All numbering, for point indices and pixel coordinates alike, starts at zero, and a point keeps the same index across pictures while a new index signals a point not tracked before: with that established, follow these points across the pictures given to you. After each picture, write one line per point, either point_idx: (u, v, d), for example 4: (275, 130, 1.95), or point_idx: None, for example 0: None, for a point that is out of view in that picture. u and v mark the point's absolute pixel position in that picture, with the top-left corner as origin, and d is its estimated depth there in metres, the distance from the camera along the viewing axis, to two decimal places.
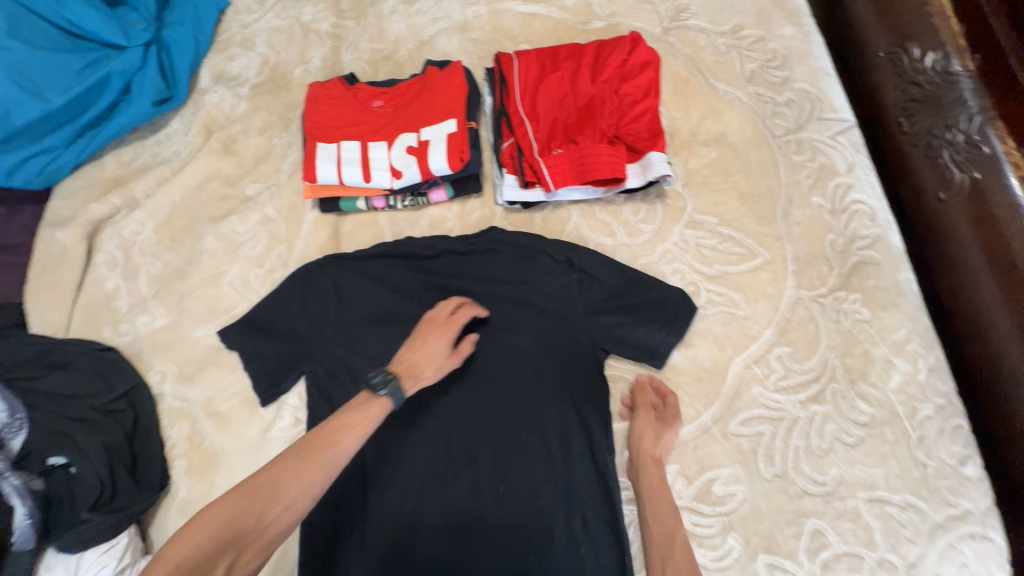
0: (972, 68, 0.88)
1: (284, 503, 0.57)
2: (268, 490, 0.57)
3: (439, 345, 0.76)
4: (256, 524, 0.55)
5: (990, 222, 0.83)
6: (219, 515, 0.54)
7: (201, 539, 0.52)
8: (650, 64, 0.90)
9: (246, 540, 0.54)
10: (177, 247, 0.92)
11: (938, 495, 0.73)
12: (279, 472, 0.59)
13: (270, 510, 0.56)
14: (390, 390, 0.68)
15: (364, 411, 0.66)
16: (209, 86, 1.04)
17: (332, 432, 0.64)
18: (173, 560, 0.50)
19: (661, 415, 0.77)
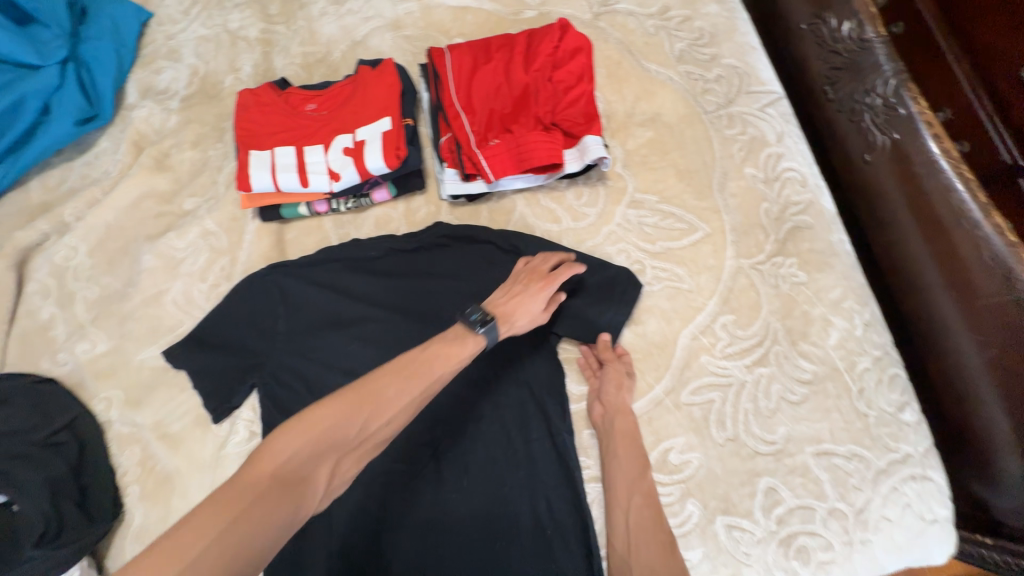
0: (882, 33, 0.92)
1: (383, 420, 0.63)
2: (372, 403, 0.62)
3: (540, 298, 0.76)
4: (360, 433, 0.61)
5: (912, 178, 0.87)
6: (323, 420, 0.59)
7: (307, 441, 0.57)
8: (582, 50, 0.91)
9: (345, 447, 0.60)
10: (114, 269, 0.89)
11: (880, 442, 0.77)
12: (383, 389, 0.64)
13: (370, 424, 0.62)
14: (486, 329, 0.72)
15: (461, 345, 0.70)
16: (137, 101, 1.00)
17: (431, 359, 0.68)
18: (283, 457, 0.55)
19: (626, 370, 0.80)
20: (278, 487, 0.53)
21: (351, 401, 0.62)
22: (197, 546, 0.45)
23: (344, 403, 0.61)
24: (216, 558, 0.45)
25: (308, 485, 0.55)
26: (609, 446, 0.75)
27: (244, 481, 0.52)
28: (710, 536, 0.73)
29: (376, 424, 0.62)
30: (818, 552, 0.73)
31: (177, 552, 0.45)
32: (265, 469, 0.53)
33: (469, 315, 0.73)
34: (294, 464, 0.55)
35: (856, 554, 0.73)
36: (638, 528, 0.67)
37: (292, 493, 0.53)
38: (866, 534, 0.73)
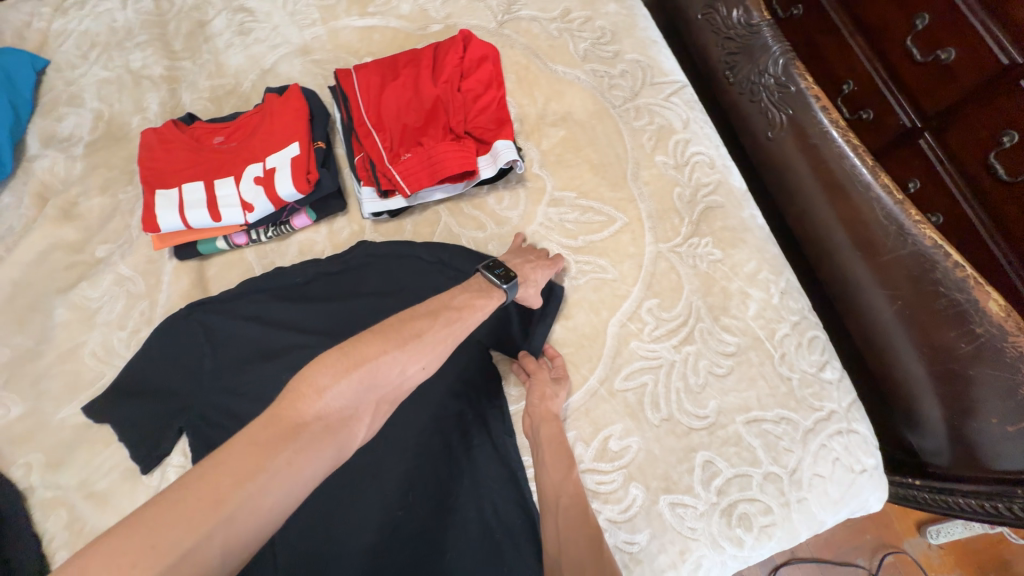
0: (767, 18, 0.99)
1: (422, 364, 0.57)
2: (411, 345, 0.57)
3: (547, 275, 0.79)
4: (400, 376, 0.56)
5: (810, 149, 0.92)
6: (363, 360, 0.53)
7: (347, 382, 0.51)
8: (487, 58, 0.93)
9: (384, 392, 0.55)
10: (25, 328, 0.85)
11: (805, 403, 0.80)
12: (420, 333, 0.58)
13: (409, 368, 0.57)
14: (511, 287, 0.70)
15: (486, 299, 0.68)
16: (39, 151, 0.97)
17: (463, 306, 0.65)
18: (324, 398, 0.50)
19: (555, 375, 0.81)
20: (320, 432, 0.48)
21: (392, 339, 0.56)
22: (244, 488, 0.42)
23: (384, 342, 0.56)
24: (261, 503, 0.42)
25: (349, 430, 0.50)
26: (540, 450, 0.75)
27: (283, 421, 0.47)
28: (655, 517, 0.75)
29: (414, 369, 0.57)
30: (759, 517, 0.75)
31: (221, 492, 0.41)
32: (307, 412, 0.48)
33: (494, 270, 0.71)
34: (336, 407, 0.50)
35: (794, 513, 0.76)
36: (566, 528, 0.67)
37: (332, 441, 0.48)
38: (801, 493, 0.76)
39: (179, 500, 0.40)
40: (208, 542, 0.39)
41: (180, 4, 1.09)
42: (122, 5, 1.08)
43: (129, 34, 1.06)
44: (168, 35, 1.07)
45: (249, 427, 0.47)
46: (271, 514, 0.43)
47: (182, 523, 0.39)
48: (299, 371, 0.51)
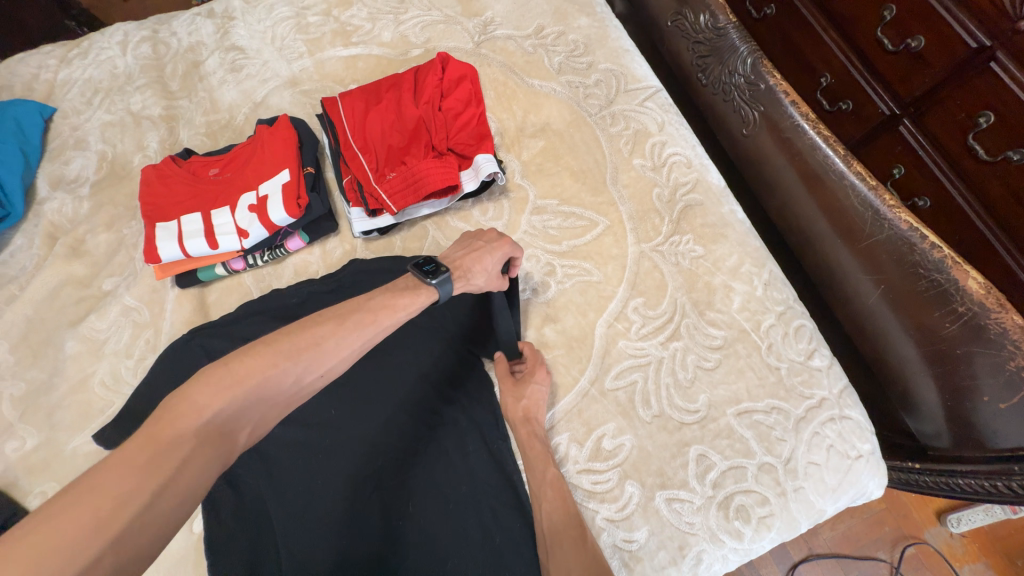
0: (734, 19, 1.02)
1: (321, 371, 0.60)
2: (310, 352, 0.59)
3: (497, 257, 0.77)
4: (294, 385, 0.57)
5: (785, 142, 0.94)
6: (252, 374, 0.54)
7: (233, 397, 0.52)
8: (465, 78, 0.97)
9: (278, 400, 0.56)
10: (39, 362, 0.89)
11: (795, 392, 0.81)
12: (321, 341, 0.60)
13: (308, 375, 0.58)
14: (439, 283, 0.70)
15: (411, 297, 0.69)
16: (48, 194, 1.03)
17: (376, 309, 0.66)
18: (207, 413, 0.50)
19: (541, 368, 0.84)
20: (205, 444, 0.49)
21: (283, 351, 0.57)
22: (127, 511, 0.42)
23: (278, 356, 0.57)
24: (153, 517, 0.44)
25: (234, 441, 0.52)
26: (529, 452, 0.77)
27: (162, 441, 0.47)
28: (652, 513, 0.76)
29: (312, 377, 0.59)
30: (757, 508, 0.75)
31: (101, 517, 0.41)
32: (189, 427, 0.49)
33: (422, 267, 0.72)
34: (221, 419, 0.51)
35: (792, 503, 0.76)
36: (554, 527, 0.69)
37: (220, 452, 0.50)
38: (797, 482, 0.77)
39: (50, 535, 0.40)
40: (99, 563, 0.40)
41: (176, 47, 1.15)
42: (122, 52, 1.15)
43: (130, 78, 1.12)
44: (165, 77, 1.13)
45: (125, 447, 0.46)
46: (163, 527, 0.44)
47: (60, 553, 0.39)
48: (177, 392, 0.51)
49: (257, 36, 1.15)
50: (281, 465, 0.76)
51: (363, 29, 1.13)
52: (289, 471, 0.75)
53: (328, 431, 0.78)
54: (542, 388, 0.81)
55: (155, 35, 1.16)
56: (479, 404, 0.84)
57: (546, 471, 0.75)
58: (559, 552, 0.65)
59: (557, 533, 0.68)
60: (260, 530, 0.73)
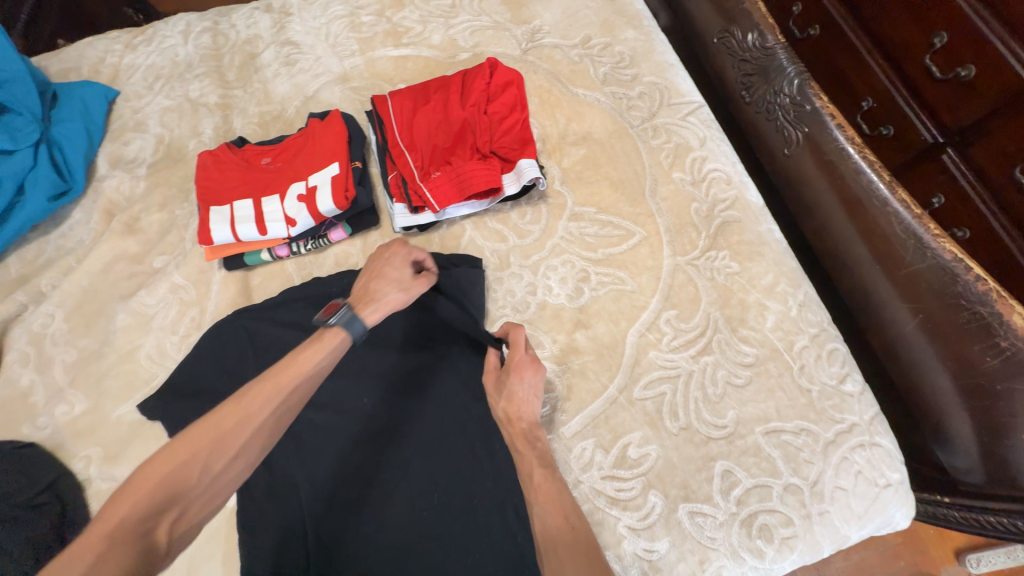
0: (782, 40, 1.02)
1: (234, 453, 0.59)
2: (217, 438, 0.58)
3: (393, 265, 0.80)
4: (205, 470, 0.56)
5: (828, 165, 0.94)
6: (156, 475, 0.54)
7: (138, 499, 0.52)
8: (512, 84, 0.99)
9: (193, 488, 0.56)
10: (91, 331, 0.94)
11: (825, 415, 0.81)
12: (225, 418, 0.60)
13: (220, 460, 0.58)
14: (342, 319, 0.72)
15: (316, 346, 0.69)
16: (107, 172, 1.08)
17: (276, 374, 0.65)
18: (119, 517, 0.50)
19: (531, 361, 0.77)
20: (115, 549, 0.48)
21: (190, 445, 0.57)
22: None
23: (181, 450, 0.56)
24: None
25: (152, 541, 0.51)
26: (522, 454, 0.72)
27: (71, 556, 0.47)
28: (674, 525, 0.76)
29: (224, 457, 0.58)
30: (780, 529, 0.75)
31: None
32: (95, 535, 0.49)
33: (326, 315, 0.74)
34: (133, 520, 0.51)
35: (816, 526, 0.75)
36: (547, 531, 0.63)
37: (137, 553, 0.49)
38: (823, 505, 0.76)
39: None
40: None
41: (235, 39, 1.20)
42: (184, 41, 1.20)
43: (190, 66, 1.17)
44: (223, 67, 1.18)
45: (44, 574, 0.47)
46: None
47: None
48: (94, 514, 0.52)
49: (311, 32, 1.18)
50: (316, 448, 0.82)
51: (414, 30, 1.16)
52: (327, 457, 0.81)
53: (363, 419, 0.84)
54: (527, 386, 0.76)
55: (215, 27, 1.21)
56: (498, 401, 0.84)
57: (535, 469, 0.69)
58: (553, 558, 0.60)
59: (551, 536, 0.62)
60: (288, 515, 0.77)
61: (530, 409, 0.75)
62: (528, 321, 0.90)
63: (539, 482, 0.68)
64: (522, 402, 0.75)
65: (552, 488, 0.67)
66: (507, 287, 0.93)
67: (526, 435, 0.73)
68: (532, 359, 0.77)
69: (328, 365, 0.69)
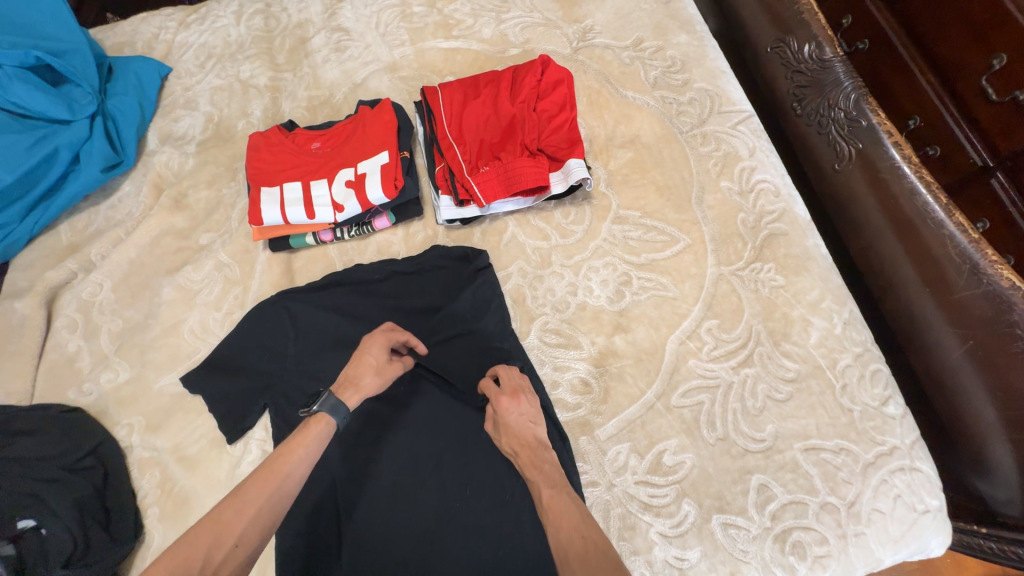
0: (841, 53, 1.01)
1: (233, 542, 0.55)
2: (214, 531, 0.55)
3: (374, 350, 0.76)
4: (204, 568, 0.52)
5: (880, 183, 0.92)
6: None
7: None
8: (563, 82, 0.98)
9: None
10: (136, 302, 0.96)
11: (866, 436, 0.80)
12: (223, 510, 0.56)
13: (220, 551, 0.54)
14: (323, 405, 0.68)
15: (304, 433, 0.66)
16: (157, 147, 1.10)
17: (271, 461, 0.62)
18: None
19: (507, 390, 0.75)
20: None
21: (189, 542, 0.53)
22: None
23: (179, 546, 0.53)
24: None
25: None
26: (531, 481, 0.68)
27: None
28: (707, 535, 0.76)
29: (223, 550, 0.54)
30: (814, 547, 0.74)
31: None
32: None
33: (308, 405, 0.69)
34: None
35: (851, 547, 0.75)
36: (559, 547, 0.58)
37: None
38: (859, 527, 0.75)
39: None
40: None
41: (286, 22, 1.21)
42: (236, 21, 1.21)
43: (241, 47, 1.19)
44: (273, 50, 1.19)
45: None
46: None
47: None
48: None
49: (362, 19, 1.19)
50: (352, 431, 0.83)
51: (465, 23, 1.16)
52: (362, 442, 0.83)
53: (397, 407, 0.85)
54: (516, 414, 0.73)
55: (268, 9, 1.22)
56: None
57: (543, 490, 0.65)
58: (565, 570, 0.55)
59: (563, 550, 0.58)
60: (326, 494, 0.79)
61: (532, 435, 0.72)
62: (568, 320, 0.90)
63: (548, 501, 0.64)
64: (519, 432, 0.72)
65: (562, 504, 0.63)
66: (547, 286, 0.93)
67: (533, 462, 0.69)
68: (509, 391, 0.75)
69: (318, 453, 0.66)
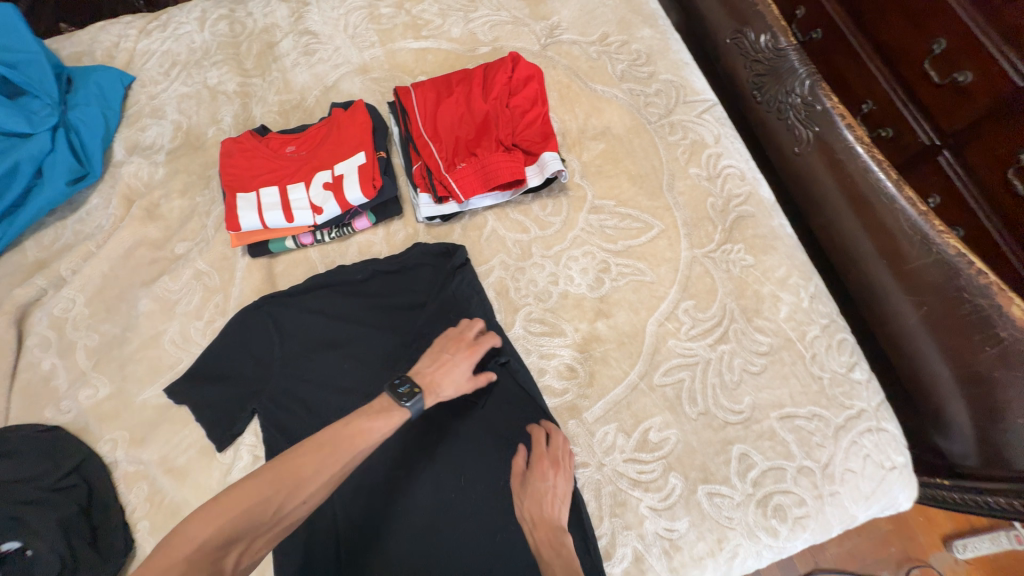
0: (795, 43, 1.06)
1: (303, 499, 0.60)
2: (290, 483, 0.59)
3: (468, 363, 0.77)
4: (275, 516, 0.57)
5: (836, 164, 0.97)
6: (239, 504, 0.56)
7: (221, 529, 0.54)
8: (534, 78, 0.99)
9: (262, 529, 0.57)
10: (113, 316, 0.94)
11: (836, 401, 0.84)
12: (300, 469, 0.60)
13: (291, 503, 0.59)
14: (414, 406, 0.70)
15: (384, 419, 0.68)
16: (125, 158, 1.07)
17: (353, 436, 0.65)
18: (198, 542, 0.52)
19: (552, 457, 0.78)
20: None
21: (271, 482, 0.58)
22: None
23: (264, 486, 0.58)
24: None
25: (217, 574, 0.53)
26: (546, 561, 0.70)
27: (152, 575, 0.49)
28: (694, 506, 0.79)
29: (292, 504, 0.59)
30: (794, 509, 0.79)
31: None
32: (179, 558, 0.51)
33: (397, 387, 0.71)
34: (208, 553, 0.52)
35: (827, 506, 0.79)
36: None
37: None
38: (834, 487, 0.80)
39: None
40: None
41: (252, 27, 1.20)
42: (200, 28, 1.19)
43: (207, 53, 1.17)
44: (240, 55, 1.17)
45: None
46: None
47: None
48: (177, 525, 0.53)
49: (330, 22, 1.19)
50: None
51: (433, 23, 1.17)
52: None
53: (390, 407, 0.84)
54: (549, 485, 0.76)
55: (232, 14, 1.21)
56: (522, 401, 0.84)
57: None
58: None
59: None
60: None
61: (555, 513, 0.74)
62: (551, 309, 0.93)
63: None
64: (543, 502, 0.75)
65: None
66: (529, 277, 0.95)
67: (551, 543, 0.71)
68: (552, 458, 0.78)
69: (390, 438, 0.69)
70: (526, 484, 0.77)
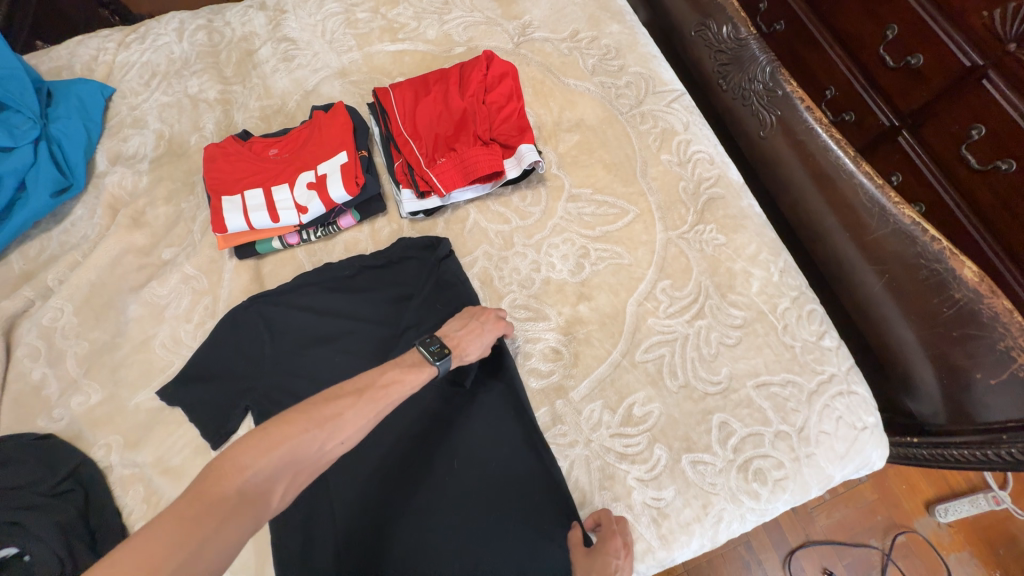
0: (755, 32, 1.11)
1: (342, 439, 0.60)
2: (330, 424, 0.60)
3: (492, 333, 0.82)
4: (319, 452, 0.58)
5: (798, 144, 1.02)
6: (286, 439, 0.56)
7: (271, 459, 0.54)
8: (508, 75, 1.03)
9: (307, 467, 0.57)
10: (102, 323, 0.95)
11: (808, 367, 0.89)
12: (340, 413, 0.62)
13: (332, 442, 0.59)
14: (443, 363, 0.74)
15: (416, 373, 0.71)
16: (108, 168, 1.09)
17: (388, 385, 0.68)
18: (246, 474, 0.52)
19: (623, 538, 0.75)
20: (242, 505, 0.51)
21: (314, 420, 0.59)
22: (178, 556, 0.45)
23: (309, 424, 0.58)
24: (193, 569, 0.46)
25: (267, 503, 0.53)
26: None
27: (206, 498, 0.50)
28: (679, 474, 0.83)
29: (334, 444, 0.60)
30: (773, 471, 0.83)
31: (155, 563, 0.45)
32: (230, 488, 0.51)
33: (429, 346, 0.75)
34: (257, 482, 0.53)
35: (804, 467, 0.83)
36: None
37: (257, 512, 0.51)
38: (810, 448, 0.84)
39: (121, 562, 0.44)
40: None
41: (230, 36, 1.22)
42: (178, 38, 1.21)
43: (186, 64, 1.19)
44: (220, 64, 1.19)
45: (175, 504, 0.49)
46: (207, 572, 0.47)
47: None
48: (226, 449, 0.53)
49: (308, 28, 1.21)
50: None
51: (409, 26, 1.20)
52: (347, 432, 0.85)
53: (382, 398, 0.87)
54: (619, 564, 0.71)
55: (210, 24, 1.23)
56: (510, 387, 0.87)
57: None
58: None
59: None
60: (316, 486, 0.81)
61: None
62: (534, 296, 0.96)
63: None
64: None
65: None
66: (512, 266, 0.98)
67: None
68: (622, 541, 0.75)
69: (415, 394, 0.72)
70: (594, 556, 0.72)
